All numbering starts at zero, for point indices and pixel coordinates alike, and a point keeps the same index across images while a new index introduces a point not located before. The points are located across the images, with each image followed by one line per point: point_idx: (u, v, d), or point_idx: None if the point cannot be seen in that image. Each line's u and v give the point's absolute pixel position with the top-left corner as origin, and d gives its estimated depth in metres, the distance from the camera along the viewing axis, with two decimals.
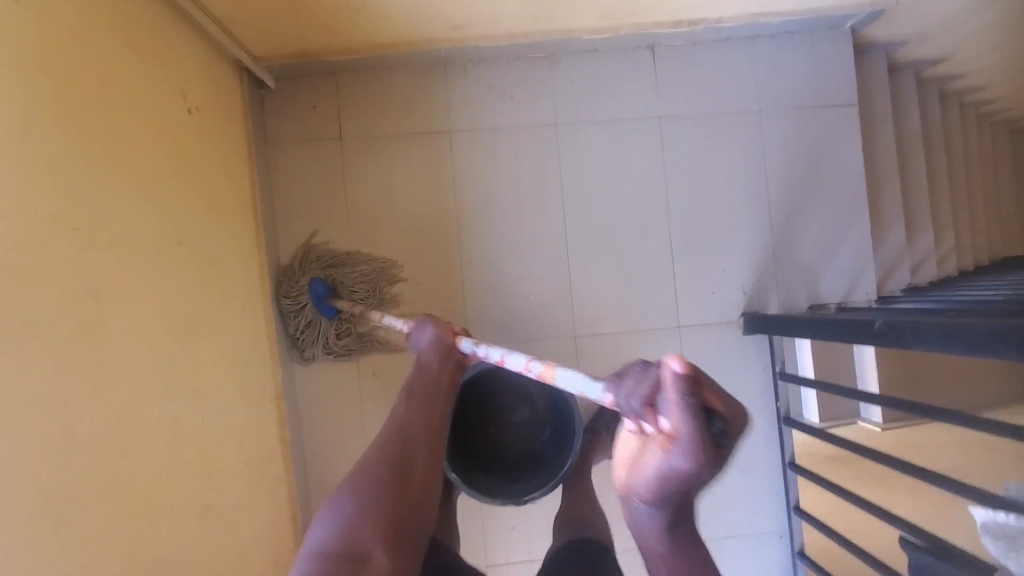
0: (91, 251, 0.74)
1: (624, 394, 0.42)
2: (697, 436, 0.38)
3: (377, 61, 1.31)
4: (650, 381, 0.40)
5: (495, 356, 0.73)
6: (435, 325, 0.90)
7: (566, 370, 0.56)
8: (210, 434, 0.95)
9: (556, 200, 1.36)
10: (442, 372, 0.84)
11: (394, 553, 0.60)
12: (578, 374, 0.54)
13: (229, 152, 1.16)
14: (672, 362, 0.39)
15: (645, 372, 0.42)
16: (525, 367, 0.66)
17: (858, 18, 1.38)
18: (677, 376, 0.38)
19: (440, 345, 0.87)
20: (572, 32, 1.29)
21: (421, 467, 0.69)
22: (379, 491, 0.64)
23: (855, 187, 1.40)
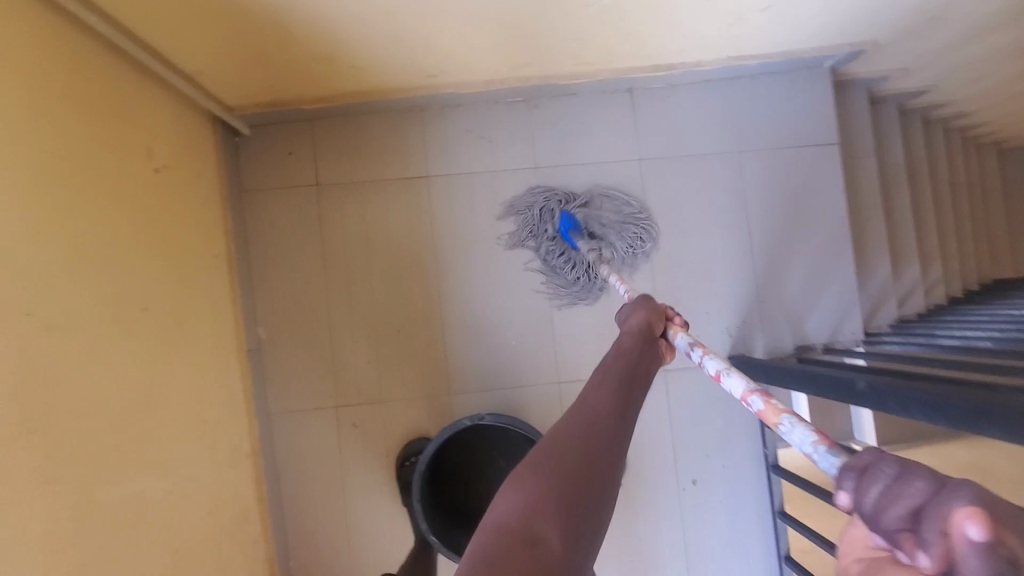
0: (43, 335, 0.71)
1: (869, 498, 0.31)
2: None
3: (352, 108, 1.29)
4: (926, 494, 0.29)
5: (712, 369, 0.72)
6: (647, 308, 0.83)
7: (799, 425, 0.52)
8: (176, 506, 0.92)
9: (537, 244, 1.34)
10: (643, 354, 0.74)
11: (574, 528, 0.40)
12: (813, 435, 0.48)
13: (201, 205, 1.14)
14: (965, 514, 0.26)
15: (903, 481, 0.30)
16: (744, 396, 0.64)
17: (837, 57, 1.37)
18: (976, 538, 0.26)
19: (641, 327, 0.79)
20: (549, 77, 1.28)
21: (633, 420, 0.55)
22: (604, 432, 0.50)
23: (839, 226, 1.39)
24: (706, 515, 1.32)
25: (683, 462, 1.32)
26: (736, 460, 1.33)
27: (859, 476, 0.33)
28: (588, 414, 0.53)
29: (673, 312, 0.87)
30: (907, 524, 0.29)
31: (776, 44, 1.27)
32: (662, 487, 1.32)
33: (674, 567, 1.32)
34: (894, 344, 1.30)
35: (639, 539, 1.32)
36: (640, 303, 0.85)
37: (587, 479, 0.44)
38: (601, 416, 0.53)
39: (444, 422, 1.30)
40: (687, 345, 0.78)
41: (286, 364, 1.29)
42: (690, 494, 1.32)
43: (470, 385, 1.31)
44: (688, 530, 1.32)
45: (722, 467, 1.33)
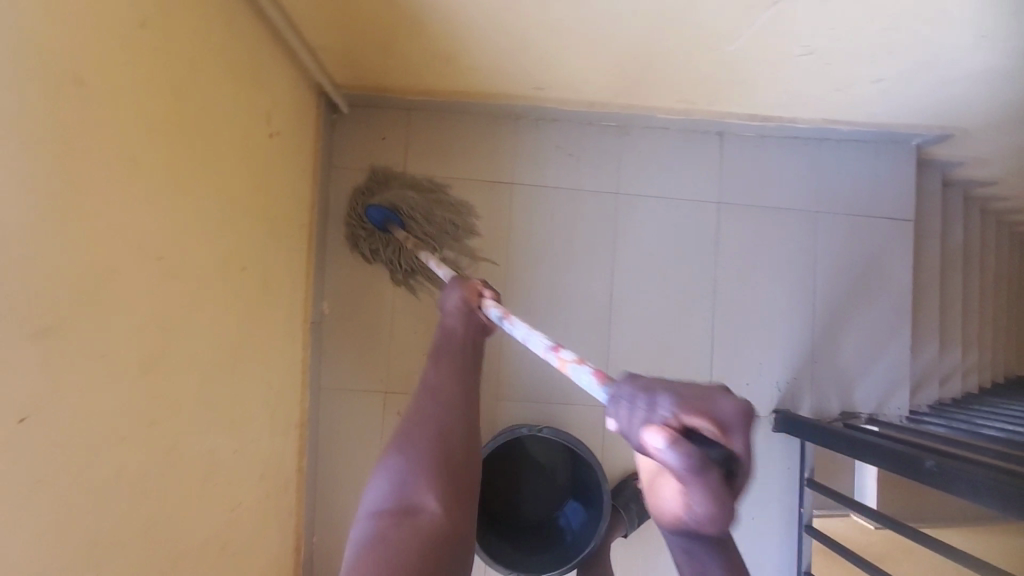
0: (168, 281, 0.72)
1: (618, 428, 0.42)
2: (686, 477, 0.37)
3: (452, 105, 1.32)
4: (650, 413, 0.40)
5: (522, 335, 0.73)
6: (462, 288, 0.96)
7: (579, 366, 0.55)
8: (238, 466, 0.92)
9: (605, 267, 1.36)
10: (470, 338, 0.94)
11: (438, 501, 0.72)
12: (587, 371, 0.53)
13: (297, 175, 1.15)
14: (655, 434, 0.38)
15: (638, 405, 0.40)
16: (542, 352, 0.65)
17: (926, 137, 1.40)
18: (661, 445, 0.37)
19: (461, 308, 0.94)
20: (647, 108, 1.30)
21: (465, 413, 0.85)
22: (449, 417, 0.83)
23: (901, 301, 1.40)
24: None
25: None
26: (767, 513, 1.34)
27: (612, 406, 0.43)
28: (427, 395, 0.87)
29: (482, 287, 0.96)
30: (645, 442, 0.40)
31: (874, 115, 1.30)
32: None
33: None
34: (937, 425, 1.31)
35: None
36: (449, 284, 0.97)
37: (443, 460, 0.77)
38: (443, 399, 0.86)
39: (486, 426, 1.31)
40: (496, 317, 0.86)
41: (343, 342, 1.30)
42: None
43: (519, 395, 1.32)
44: None
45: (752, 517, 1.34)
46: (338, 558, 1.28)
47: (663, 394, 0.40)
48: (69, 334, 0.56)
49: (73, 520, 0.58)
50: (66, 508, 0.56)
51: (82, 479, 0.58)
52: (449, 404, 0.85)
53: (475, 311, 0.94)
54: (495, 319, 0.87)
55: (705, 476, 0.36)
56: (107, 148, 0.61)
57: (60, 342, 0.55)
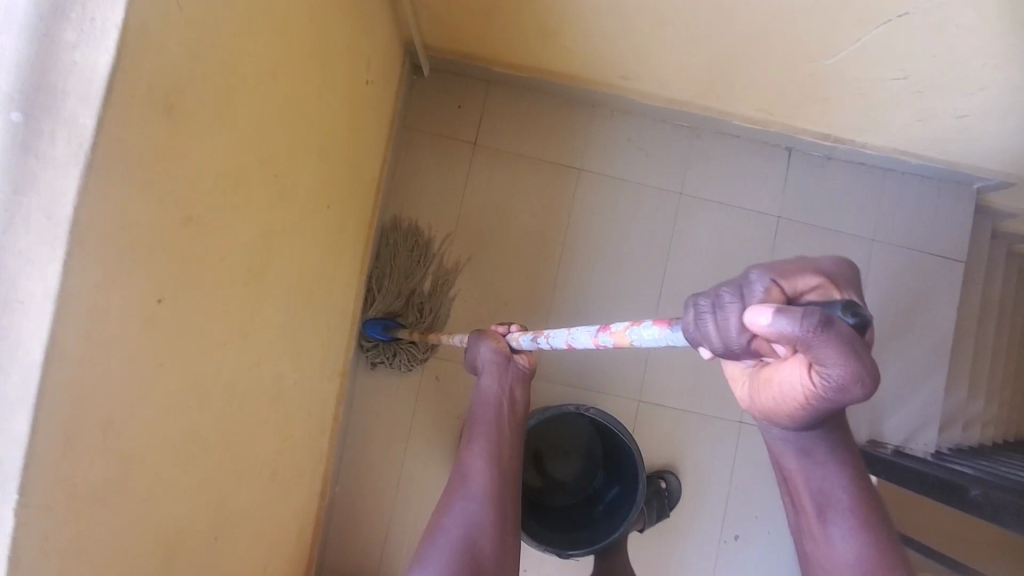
0: (278, 200, 0.73)
1: (718, 340, 0.43)
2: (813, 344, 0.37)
3: (533, 83, 1.33)
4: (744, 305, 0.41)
5: (565, 342, 0.72)
6: (490, 339, 0.91)
7: (639, 327, 0.56)
8: (295, 398, 0.93)
9: (658, 265, 1.37)
10: (502, 400, 0.88)
11: None
12: (655, 326, 0.54)
13: (378, 126, 1.16)
14: (757, 313, 0.39)
15: (729, 306, 0.42)
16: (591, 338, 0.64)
17: (989, 182, 1.41)
18: (773, 319, 0.38)
19: (495, 361, 0.89)
20: (724, 113, 1.32)
21: (507, 509, 0.80)
22: (489, 497, 0.80)
23: (942, 340, 1.42)
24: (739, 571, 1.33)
25: (732, 515, 1.33)
26: (783, 528, 1.34)
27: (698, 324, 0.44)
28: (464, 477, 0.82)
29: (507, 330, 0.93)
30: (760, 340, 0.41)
31: (945, 151, 1.31)
32: (703, 534, 1.33)
33: None
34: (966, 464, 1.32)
35: None
36: (473, 342, 0.92)
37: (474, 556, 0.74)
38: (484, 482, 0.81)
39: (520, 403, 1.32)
40: (529, 342, 0.82)
41: None
42: (730, 547, 1.33)
43: (556, 378, 1.33)
44: None
45: (768, 531, 1.34)
46: (356, 513, 1.28)
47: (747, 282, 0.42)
48: (207, 225, 0.57)
49: (184, 409, 0.58)
50: (179, 395, 0.57)
51: (195, 370, 0.59)
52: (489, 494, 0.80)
53: (511, 361, 0.90)
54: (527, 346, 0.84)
55: (828, 335, 0.37)
56: (259, 54, 0.62)
57: (200, 230, 0.56)
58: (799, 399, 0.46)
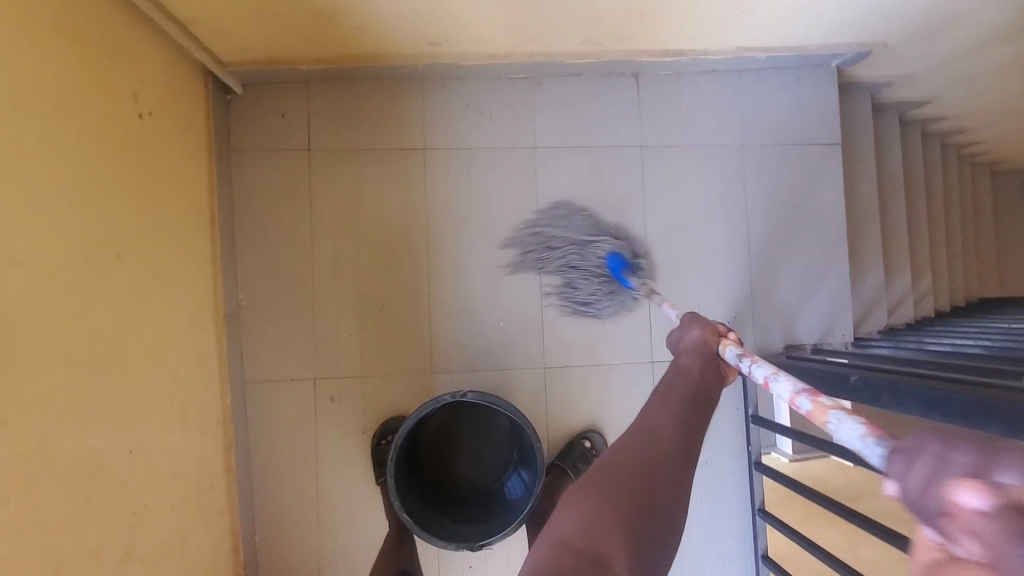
0: (5, 269, 0.67)
1: (917, 479, 0.35)
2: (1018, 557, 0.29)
3: (352, 73, 1.25)
4: (979, 472, 0.33)
5: (760, 377, 0.68)
6: (701, 327, 0.84)
7: (845, 419, 0.52)
8: (137, 467, 0.87)
9: (532, 226, 1.31)
10: (705, 375, 0.79)
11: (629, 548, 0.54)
12: (858, 428, 0.50)
13: (185, 159, 1.09)
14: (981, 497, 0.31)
15: (956, 464, 0.34)
16: (790, 394, 0.62)
17: (845, 57, 1.36)
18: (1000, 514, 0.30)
19: (699, 347, 0.82)
20: (556, 55, 1.25)
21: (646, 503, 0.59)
22: (656, 468, 0.63)
23: (835, 228, 1.38)
24: (685, 510, 1.29)
25: None
26: (721, 455, 1.30)
27: (907, 451, 0.38)
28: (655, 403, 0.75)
29: (723, 330, 0.85)
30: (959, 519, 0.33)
31: (787, 37, 1.26)
32: None
33: None
34: (885, 347, 1.29)
35: None
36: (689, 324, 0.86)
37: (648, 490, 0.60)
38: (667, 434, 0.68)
39: (424, 400, 1.27)
40: (734, 358, 0.76)
41: (264, 332, 1.23)
42: None
43: (454, 366, 1.27)
44: None
45: (705, 463, 1.29)
46: (283, 555, 1.22)
47: (1002, 456, 0.32)
48: None
49: None
50: None
51: None
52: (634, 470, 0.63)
53: (715, 356, 0.82)
54: (731, 362, 0.77)
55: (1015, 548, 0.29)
56: None
57: None
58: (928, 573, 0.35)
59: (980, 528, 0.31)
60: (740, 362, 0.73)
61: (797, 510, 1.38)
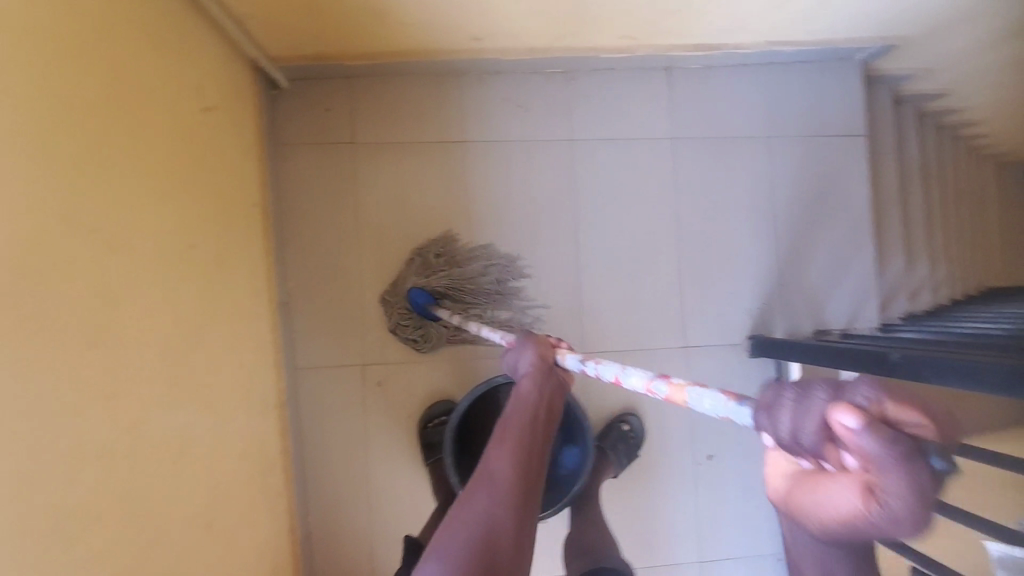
0: (106, 254, 0.71)
1: (782, 422, 0.36)
2: (874, 462, 0.30)
3: (395, 68, 1.29)
4: (844, 399, 0.33)
5: (611, 376, 0.72)
6: (535, 346, 0.85)
7: (699, 389, 0.55)
8: (213, 446, 0.91)
9: (568, 216, 1.35)
10: (546, 395, 0.79)
11: None
12: (718, 395, 0.52)
13: (241, 153, 1.13)
14: (844, 417, 0.31)
15: (811, 398, 0.34)
16: (646, 384, 0.66)
17: (870, 51, 1.40)
18: (854, 427, 0.31)
19: (538, 366, 0.83)
20: (592, 50, 1.29)
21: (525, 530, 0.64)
22: (505, 507, 0.64)
23: (860, 216, 1.43)
24: (720, 489, 1.34)
25: (700, 437, 1.34)
26: (754, 436, 1.34)
27: (769, 394, 0.38)
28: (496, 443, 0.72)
29: (555, 343, 0.88)
30: (827, 445, 0.33)
31: (816, 31, 1.30)
32: (677, 465, 1.33)
33: (686, 540, 1.33)
34: (915, 333, 1.31)
35: (653, 513, 1.32)
36: (523, 348, 0.86)
37: (493, 551, 0.60)
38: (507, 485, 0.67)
39: (467, 385, 1.31)
40: (578, 366, 0.79)
41: (314, 320, 1.27)
42: (706, 468, 1.34)
43: (497, 351, 1.31)
44: (702, 503, 1.33)
45: (738, 444, 1.34)
46: (334, 536, 1.26)
47: (849, 380, 0.34)
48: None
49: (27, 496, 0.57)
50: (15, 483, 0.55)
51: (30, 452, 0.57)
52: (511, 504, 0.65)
53: (552, 369, 0.84)
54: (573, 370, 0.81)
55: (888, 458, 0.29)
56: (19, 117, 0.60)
57: None
58: (801, 499, 0.36)
59: (853, 449, 0.31)
60: (584, 366, 0.76)
61: None
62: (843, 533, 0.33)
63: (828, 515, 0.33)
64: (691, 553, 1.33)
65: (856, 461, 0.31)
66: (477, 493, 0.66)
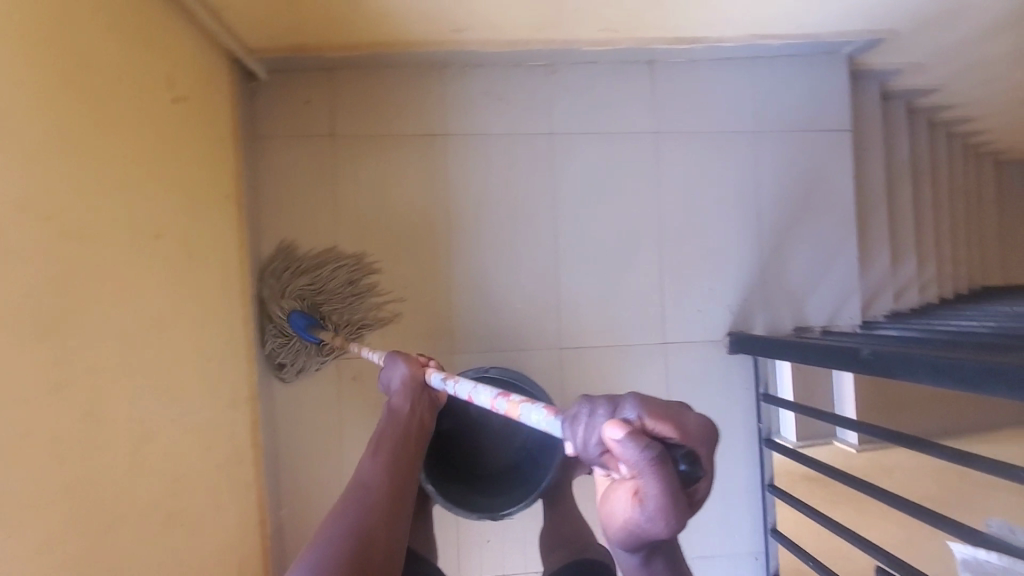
0: (64, 243, 0.71)
1: (579, 437, 0.44)
2: (643, 469, 0.38)
3: (373, 60, 1.27)
4: (613, 415, 0.42)
5: (466, 393, 0.73)
6: (404, 364, 0.91)
7: (532, 406, 0.58)
8: (178, 436, 0.91)
9: (548, 210, 1.34)
10: (406, 415, 0.89)
11: None
12: (542, 412, 0.56)
13: (214, 144, 1.12)
14: (612, 430, 0.40)
15: (599, 414, 0.44)
16: (491, 401, 0.67)
17: (856, 45, 1.39)
18: (619, 438, 0.40)
19: (406, 386, 0.90)
20: (573, 42, 1.27)
21: (392, 531, 0.75)
22: (377, 517, 0.74)
23: (844, 213, 1.41)
24: None
25: None
26: (732, 433, 1.34)
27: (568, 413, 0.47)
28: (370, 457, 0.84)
29: (426, 360, 0.96)
30: (614, 459, 0.42)
31: (801, 24, 1.28)
32: None
33: None
34: (890, 330, 1.33)
35: None
36: (395, 372, 0.92)
37: (367, 552, 0.69)
38: (373, 497, 0.78)
39: None
40: (439, 385, 0.84)
41: None
42: None
43: (472, 345, 1.31)
44: None
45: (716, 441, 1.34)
46: (307, 530, 1.26)
47: (625, 398, 0.43)
48: None
49: None
50: None
51: None
52: (382, 511, 0.76)
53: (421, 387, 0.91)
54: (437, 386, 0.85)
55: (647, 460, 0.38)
56: None
57: None
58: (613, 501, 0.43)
59: (620, 456, 0.40)
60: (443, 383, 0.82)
61: (804, 488, 1.43)
62: (630, 531, 0.41)
63: (618, 511, 0.42)
64: None
65: (626, 465, 0.40)
66: (346, 508, 0.75)
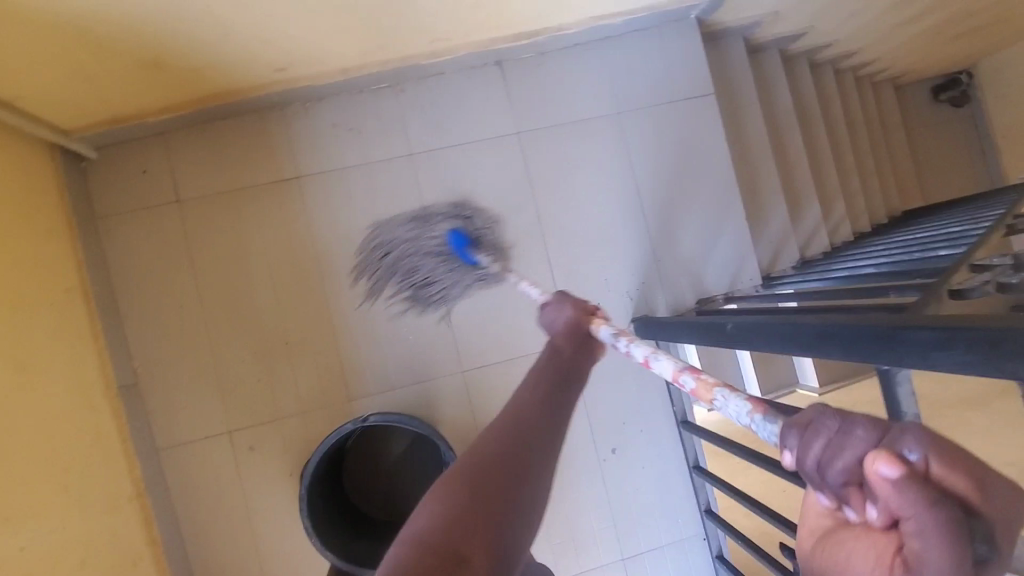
0: None
1: (812, 454, 0.30)
2: (927, 505, 0.26)
3: (204, 114, 1.20)
4: (881, 443, 0.28)
5: (642, 356, 0.70)
6: (571, 307, 0.84)
7: (724, 392, 0.51)
8: (30, 563, 0.84)
9: (423, 233, 1.29)
10: (577, 355, 0.76)
11: None
12: (743, 402, 0.46)
13: (37, 238, 1.04)
14: (878, 465, 0.27)
15: (856, 434, 0.29)
16: (674, 373, 0.62)
17: (700, 7, 1.37)
18: (896, 481, 0.26)
19: (570, 326, 0.81)
20: (409, 58, 1.22)
21: (516, 505, 0.49)
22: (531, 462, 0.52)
23: (725, 176, 1.39)
24: (629, 482, 1.30)
25: (599, 431, 1.30)
26: (654, 419, 1.31)
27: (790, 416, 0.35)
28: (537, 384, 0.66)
29: (592, 312, 0.84)
30: (874, 499, 0.28)
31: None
32: (581, 468, 1.29)
33: (604, 540, 1.29)
34: (796, 284, 1.27)
35: (563, 520, 1.28)
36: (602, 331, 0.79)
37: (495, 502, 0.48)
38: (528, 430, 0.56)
39: None
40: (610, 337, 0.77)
41: (168, 395, 1.19)
42: (611, 463, 1.30)
43: (370, 388, 1.25)
44: (613, 498, 1.30)
45: (640, 431, 1.30)
46: None
47: (855, 428, 0.29)
48: None
49: None
50: None
51: None
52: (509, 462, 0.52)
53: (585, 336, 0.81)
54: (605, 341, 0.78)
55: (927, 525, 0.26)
56: None
57: None
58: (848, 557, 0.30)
59: (892, 504, 0.27)
60: (617, 344, 0.73)
61: None
62: None
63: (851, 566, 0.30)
64: (611, 552, 1.29)
65: (889, 512, 0.27)
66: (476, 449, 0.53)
